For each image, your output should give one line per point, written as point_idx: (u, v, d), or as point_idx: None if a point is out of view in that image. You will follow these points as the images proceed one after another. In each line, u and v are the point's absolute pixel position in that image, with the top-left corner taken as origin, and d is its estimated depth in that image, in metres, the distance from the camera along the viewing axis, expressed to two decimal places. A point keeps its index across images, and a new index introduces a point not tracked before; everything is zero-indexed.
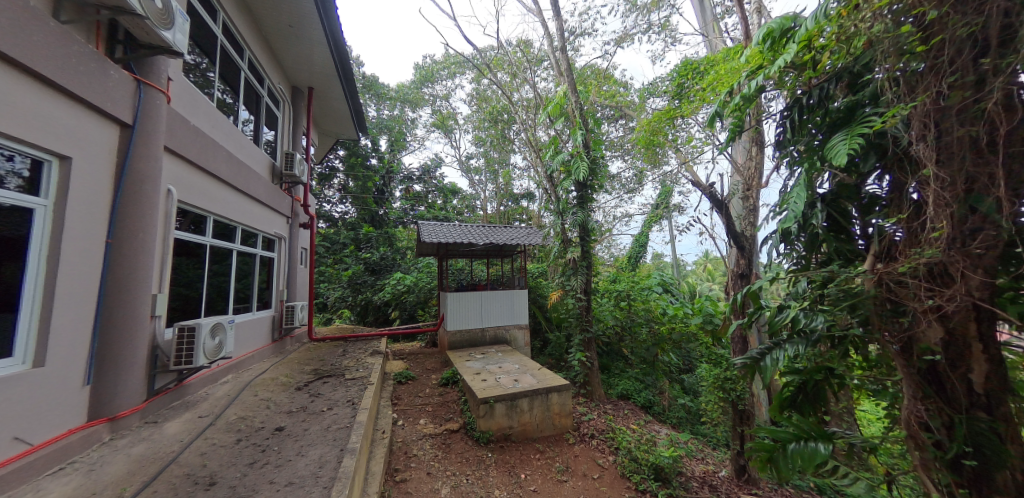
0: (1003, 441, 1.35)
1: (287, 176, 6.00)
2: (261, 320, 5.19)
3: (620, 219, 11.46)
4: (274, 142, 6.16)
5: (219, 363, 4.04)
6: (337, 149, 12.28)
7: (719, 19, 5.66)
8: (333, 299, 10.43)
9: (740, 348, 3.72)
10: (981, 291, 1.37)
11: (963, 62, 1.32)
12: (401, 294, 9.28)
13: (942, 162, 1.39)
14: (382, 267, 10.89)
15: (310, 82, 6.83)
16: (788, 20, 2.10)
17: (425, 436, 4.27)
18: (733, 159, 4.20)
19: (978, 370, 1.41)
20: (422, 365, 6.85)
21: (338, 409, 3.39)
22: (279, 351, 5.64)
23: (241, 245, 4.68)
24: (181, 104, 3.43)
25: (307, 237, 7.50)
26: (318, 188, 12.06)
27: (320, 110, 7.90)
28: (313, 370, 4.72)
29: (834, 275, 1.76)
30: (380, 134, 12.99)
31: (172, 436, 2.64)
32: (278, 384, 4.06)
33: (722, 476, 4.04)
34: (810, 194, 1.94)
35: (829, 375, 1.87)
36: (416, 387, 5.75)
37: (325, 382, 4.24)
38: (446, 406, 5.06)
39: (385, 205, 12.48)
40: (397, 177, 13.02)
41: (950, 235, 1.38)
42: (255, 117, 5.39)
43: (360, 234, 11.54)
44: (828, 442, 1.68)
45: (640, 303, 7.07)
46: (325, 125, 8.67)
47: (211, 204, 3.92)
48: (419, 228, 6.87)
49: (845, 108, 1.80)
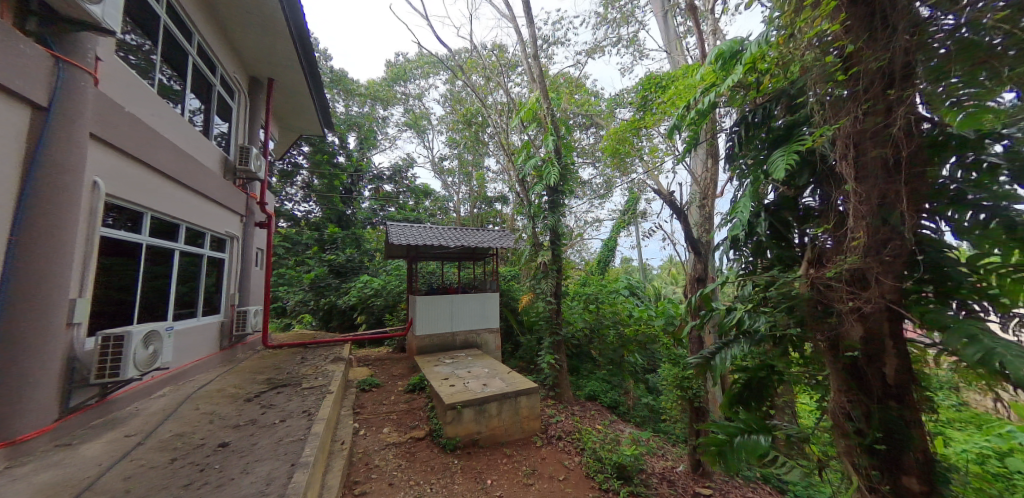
0: (908, 426, 1.52)
1: (241, 171, 5.68)
2: (210, 326, 4.91)
3: (591, 224, 11.83)
4: (227, 135, 5.80)
5: (154, 374, 3.77)
6: (301, 144, 11.81)
7: (680, 38, 5.99)
8: (293, 303, 9.99)
9: (696, 347, 3.99)
10: (892, 293, 1.53)
11: (875, 91, 1.49)
12: (369, 298, 9.02)
13: (861, 179, 1.54)
14: (347, 269, 10.54)
15: (270, 74, 6.54)
16: (737, 44, 2.32)
17: (388, 446, 4.17)
18: (693, 169, 4.45)
19: (890, 364, 1.57)
20: (388, 372, 6.70)
21: (291, 420, 3.25)
22: (229, 360, 5.32)
23: (185, 245, 4.36)
24: (113, 89, 3.19)
25: (263, 237, 7.28)
26: (279, 185, 11.54)
27: (282, 103, 7.59)
28: (267, 380, 4.49)
29: (775, 280, 1.97)
30: (348, 132, 12.63)
31: (90, 461, 2.43)
32: (225, 396, 3.83)
33: (680, 471, 4.24)
34: (755, 204, 2.14)
35: (770, 372, 2.08)
36: (381, 395, 5.60)
37: (279, 392, 4.05)
38: (413, 413, 4.99)
39: (352, 204, 12.06)
40: (366, 176, 12.68)
41: (867, 244, 1.54)
42: (205, 107, 5.07)
43: (325, 234, 11.09)
44: (769, 434, 1.86)
45: (608, 305, 7.33)
46: (286, 119, 8.25)
47: (151, 199, 3.66)
48: (387, 229, 6.71)
49: (786, 126, 1.98)
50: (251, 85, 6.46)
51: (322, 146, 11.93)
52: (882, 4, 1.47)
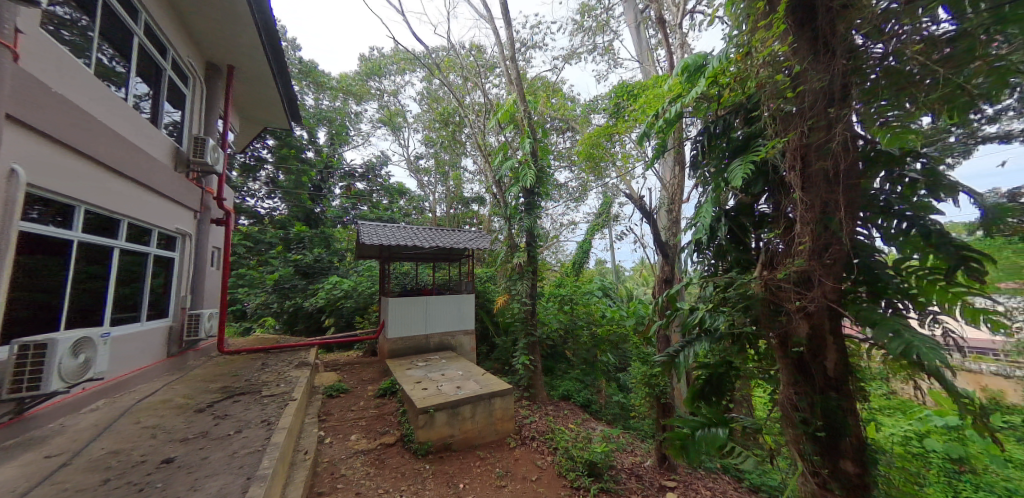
0: (846, 415, 1.67)
1: (196, 163, 5.36)
2: (155, 332, 4.61)
3: (566, 227, 12.03)
4: (180, 123, 5.44)
5: (86, 386, 3.49)
6: (265, 137, 11.26)
7: (652, 50, 6.23)
8: (253, 306, 9.51)
9: (663, 345, 4.17)
10: (833, 293, 1.68)
11: (818, 110, 1.63)
12: (338, 300, 8.76)
13: (807, 189, 1.68)
14: (315, 270, 10.16)
15: (230, 60, 6.22)
16: (701, 58, 2.47)
17: (356, 454, 4.07)
18: (662, 176, 4.65)
19: (831, 357, 1.71)
20: (357, 376, 6.53)
21: (249, 431, 3.12)
22: (177, 368, 5.01)
23: (127, 243, 4.06)
24: (37, 65, 2.91)
25: (220, 234, 6.92)
26: (240, 179, 10.88)
27: (244, 92, 7.23)
28: (221, 388, 4.27)
29: (734, 281, 2.10)
30: (318, 127, 12.19)
31: (3, 486, 2.20)
32: (171, 407, 3.61)
33: (647, 466, 4.39)
34: (716, 209, 2.27)
35: (729, 368, 2.20)
36: (349, 400, 5.46)
37: (236, 401, 3.86)
38: (383, 419, 4.90)
39: (321, 202, 11.64)
40: (337, 173, 12.33)
41: (811, 248, 1.68)
42: (153, 92, 4.74)
43: (291, 233, 10.63)
44: (726, 426, 1.98)
45: (582, 306, 7.47)
46: (249, 109, 7.85)
47: (84, 190, 3.37)
48: (358, 229, 6.55)
49: (745, 137, 2.12)
50: (208, 73, 6.10)
51: (290, 141, 11.43)
52: (825, 31, 1.61)
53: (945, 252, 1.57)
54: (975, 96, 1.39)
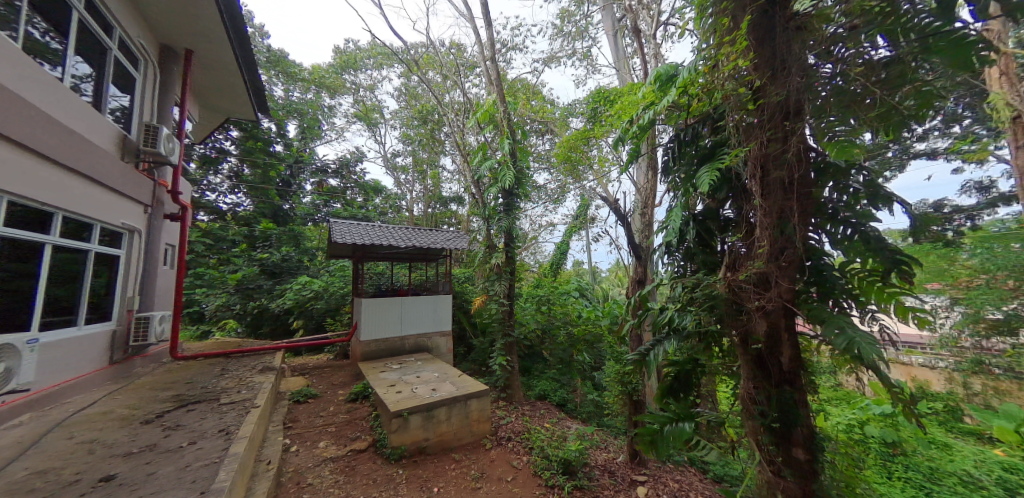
0: (798, 407, 1.80)
1: (148, 152, 5.00)
2: (96, 337, 4.29)
3: (545, 228, 12.15)
4: (128, 109, 5.05)
5: (8, 400, 3.18)
6: (228, 128, 10.65)
7: (628, 58, 6.41)
8: (212, 308, 9.01)
9: (636, 344, 4.31)
10: (788, 293, 1.80)
11: (776, 122, 1.74)
12: (308, 301, 8.48)
13: (766, 196, 1.79)
14: (284, 270, 9.79)
15: (187, 43, 5.83)
16: (673, 68, 2.58)
17: (324, 462, 3.96)
18: (637, 180, 4.80)
19: (786, 353, 1.84)
20: (327, 381, 6.35)
21: (205, 441, 3.01)
22: (121, 376, 4.69)
23: (63, 240, 3.76)
24: None
25: (175, 230, 6.50)
26: (199, 172, 10.18)
27: (205, 78, 6.82)
28: (173, 397, 4.05)
29: (701, 282, 2.21)
30: (288, 120, 11.74)
31: None
32: (113, 420, 3.39)
33: (620, 462, 4.51)
34: (686, 213, 2.38)
35: (695, 365, 2.31)
36: (317, 406, 5.31)
37: (190, 410, 3.69)
38: (354, 425, 4.80)
39: (291, 198, 11.36)
40: (307, 168, 12.13)
41: (769, 251, 1.80)
42: (97, 74, 4.38)
43: (257, 230, 10.19)
44: (692, 421, 2.08)
45: (559, 306, 7.58)
46: (210, 97, 7.43)
47: (8, 179, 3.06)
48: (329, 228, 6.37)
49: (711, 146, 2.24)
50: (162, 58, 5.70)
51: (256, 133, 10.92)
52: (781, 49, 1.72)
53: (882, 255, 1.75)
54: (905, 116, 1.70)
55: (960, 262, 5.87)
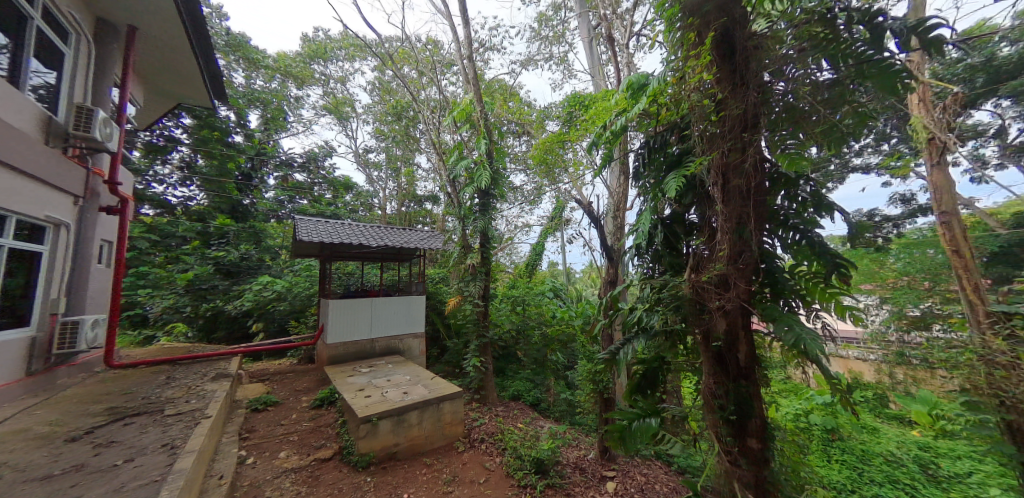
0: (752, 400, 1.94)
1: (78, 136, 4.47)
2: (9, 346, 3.77)
3: (521, 229, 12.22)
4: (55, 88, 4.49)
5: None
6: (179, 114, 9.85)
7: (603, 64, 6.59)
8: (156, 312, 8.29)
9: (607, 343, 4.44)
10: (745, 294, 1.93)
11: (735, 134, 1.86)
12: (270, 303, 8.11)
13: (727, 202, 1.91)
14: (242, 270, 9.29)
15: (129, 20, 5.30)
16: (644, 78, 2.69)
17: (285, 473, 3.81)
18: (610, 183, 4.94)
19: (742, 349, 1.98)
20: (291, 387, 6.12)
21: (143, 459, 2.82)
22: (44, 388, 4.25)
23: None
24: None
25: (114, 225, 5.88)
26: (143, 161, 9.45)
27: (151, 61, 6.27)
28: (108, 411, 3.76)
29: (667, 282, 2.32)
30: (249, 110, 11.14)
31: None
32: (33, 438, 3.09)
33: (590, 458, 4.62)
34: (654, 217, 2.50)
35: (663, 363, 2.42)
36: (278, 414, 5.10)
37: (126, 425, 3.44)
38: (318, 432, 4.66)
39: (252, 193, 10.76)
40: (271, 161, 11.50)
41: (730, 254, 1.92)
42: (14, 45, 3.86)
43: (212, 226, 9.61)
44: (658, 416, 2.19)
45: (534, 307, 7.64)
46: (156, 80, 6.82)
47: None
48: (293, 224, 6.14)
49: (678, 154, 2.36)
50: (97, 33, 5.11)
51: (212, 121, 10.20)
52: (741, 65, 1.84)
53: (824, 258, 1.95)
54: (844, 132, 1.89)
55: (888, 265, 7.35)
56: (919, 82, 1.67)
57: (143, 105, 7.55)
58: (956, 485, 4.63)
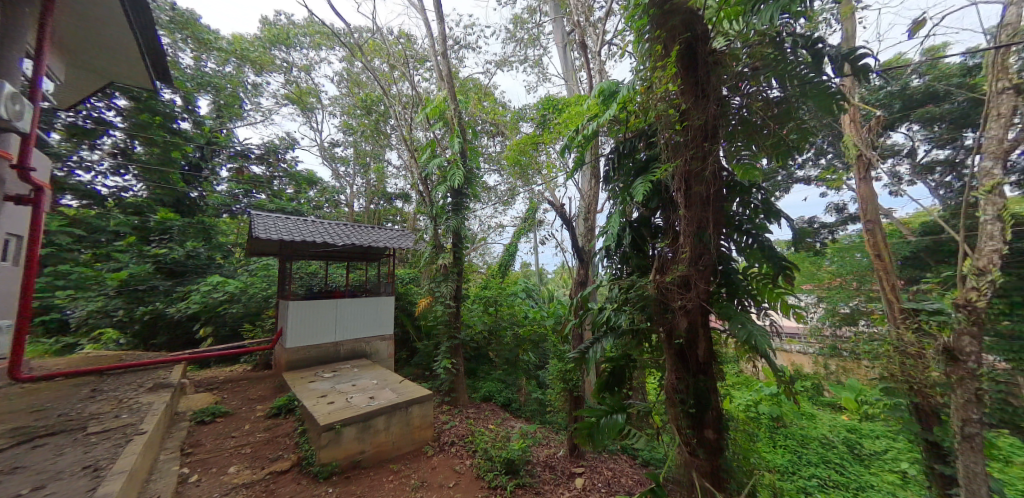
0: (710, 393, 2.07)
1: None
2: None
3: (494, 229, 12.23)
4: None
5: None
6: (112, 94, 8.48)
7: (576, 70, 6.76)
8: (77, 317, 7.40)
9: (577, 342, 4.54)
10: (704, 293, 2.05)
11: (697, 142, 1.98)
12: (222, 305, 7.62)
13: (690, 206, 2.02)
14: (189, 269, 8.65)
15: None
16: (615, 85, 2.80)
17: (236, 488, 3.60)
18: (581, 186, 5.07)
19: (702, 345, 2.10)
20: (244, 395, 5.82)
21: (58, 485, 2.59)
22: None
23: None
24: None
25: (25, 219, 5.08)
26: (64, 145, 8.00)
27: (74, 30, 5.14)
28: (15, 430, 3.36)
29: (634, 283, 2.42)
30: (199, 95, 10.32)
31: None
32: None
33: (560, 456, 4.72)
34: (623, 220, 2.60)
35: (630, 361, 2.52)
36: (227, 426, 4.84)
37: (37, 448, 3.12)
38: (274, 443, 4.47)
39: (201, 185, 9.98)
40: (223, 151, 10.72)
41: (692, 255, 2.03)
42: None
43: (151, 219, 8.76)
44: (624, 412, 2.29)
45: (506, 308, 7.66)
46: (87, 58, 5.71)
47: None
48: (249, 219, 5.84)
49: (645, 160, 2.47)
50: None
51: (152, 104, 9.02)
52: (703, 78, 1.96)
53: (772, 261, 2.13)
54: (790, 146, 2.08)
55: (822, 269, 8.15)
56: (848, 103, 1.90)
57: (66, 84, 6.30)
58: (873, 462, 5.29)
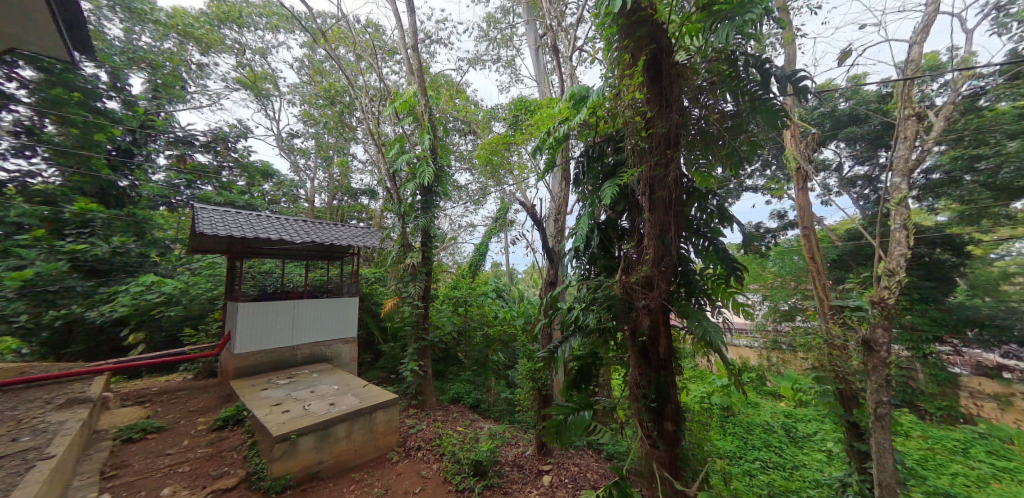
0: (670, 387, 2.20)
1: None
2: None
3: (465, 229, 12.13)
4: None
5: None
6: (15, 63, 6.32)
7: (548, 73, 6.86)
8: None
9: (546, 342, 4.62)
10: (665, 293, 2.16)
11: (660, 150, 2.09)
12: (157, 308, 6.94)
13: (654, 210, 2.13)
14: (116, 267, 7.32)
15: None
16: (586, 90, 2.90)
17: None
18: (552, 188, 5.16)
19: (663, 342, 2.22)
20: (182, 408, 5.43)
21: None
22: None
23: None
24: None
25: None
26: None
27: None
28: None
29: (600, 284, 2.51)
30: (129, 71, 8.87)
31: None
32: None
33: (528, 455, 4.78)
34: (592, 222, 2.69)
35: (596, 358, 2.61)
36: (161, 443, 4.48)
37: None
38: (218, 459, 4.15)
39: (132, 172, 8.29)
40: (160, 136, 9.20)
41: (655, 257, 2.14)
42: None
43: (66, 210, 6.99)
44: (591, 409, 2.38)
45: (476, 308, 7.61)
46: None
47: None
48: (191, 212, 5.39)
49: (613, 165, 2.58)
50: None
51: (67, 78, 7.30)
52: (667, 89, 2.07)
53: (725, 263, 2.29)
54: (742, 156, 2.25)
55: (767, 270, 8.82)
56: (791, 119, 2.10)
57: None
58: (806, 442, 5.95)
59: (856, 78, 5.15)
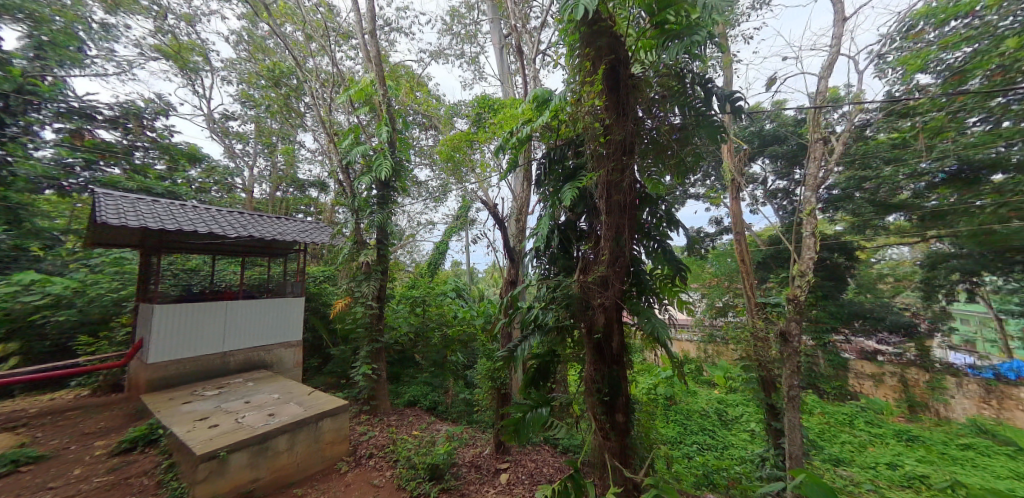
0: (621, 381, 2.33)
1: None
2: None
3: (423, 226, 11.86)
4: None
5: None
6: None
7: (511, 74, 6.91)
8: None
9: (505, 341, 4.67)
10: (618, 292, 2.29)
11: (615, 156, 2.21)
12: (40, 312, 5.98)
13: (610, 213, 2.25)
14: None
15: None
16: (547, 94, 2.98)
17: None
18: (513, 189, 5.21)
19: (616, 338, 2.34)
20: (77, 432, 4.77)
21: None
22: None
23: None
24: None
25: None
26: None
27: None
28: None
29: (560, 283, 2.61)
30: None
31: None
32: None
33: (486, 454, 4.80)
34: (552, 223, 2.78)
35: (554, 355, 2.70)
36: (45, 474, 3.87)
37: None
38: (120, 489, 3.64)
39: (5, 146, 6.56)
40: (47, 106, 7.21)
41: (610, 257, 2.26)
42: None
43: None
44: (548, 405, 2.46)
45: (434, 308, 7.48)
46: None
47: None
48: (92, 199, 4.75)
49: (572, 168, 2.69)
50: None
51: None
52: (625, 99, 2.20)
53: (671, 264, 2.46)
54: (687, 166, 2.45)
55: (706, 270, 9.50)
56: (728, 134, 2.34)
57: None
58: (733, 425, 6.64)
59: (780, 102, 5.73)
